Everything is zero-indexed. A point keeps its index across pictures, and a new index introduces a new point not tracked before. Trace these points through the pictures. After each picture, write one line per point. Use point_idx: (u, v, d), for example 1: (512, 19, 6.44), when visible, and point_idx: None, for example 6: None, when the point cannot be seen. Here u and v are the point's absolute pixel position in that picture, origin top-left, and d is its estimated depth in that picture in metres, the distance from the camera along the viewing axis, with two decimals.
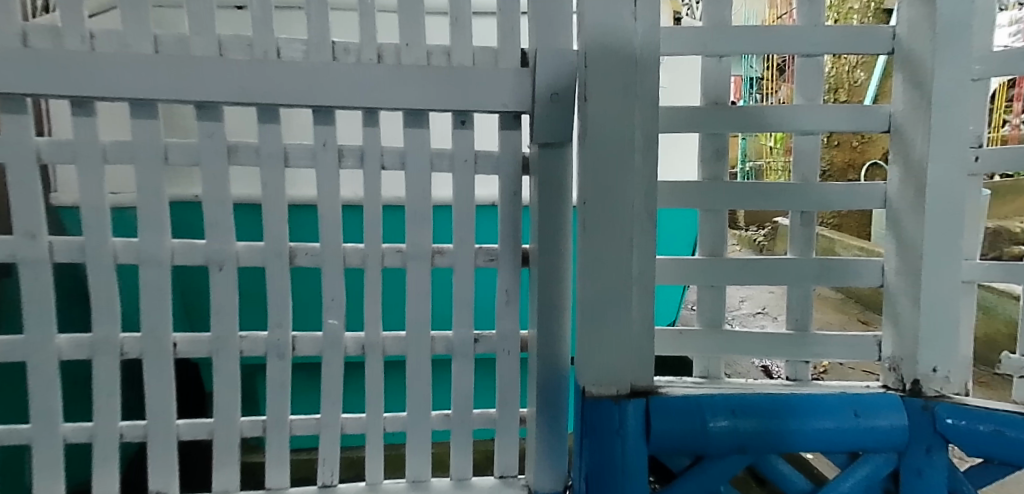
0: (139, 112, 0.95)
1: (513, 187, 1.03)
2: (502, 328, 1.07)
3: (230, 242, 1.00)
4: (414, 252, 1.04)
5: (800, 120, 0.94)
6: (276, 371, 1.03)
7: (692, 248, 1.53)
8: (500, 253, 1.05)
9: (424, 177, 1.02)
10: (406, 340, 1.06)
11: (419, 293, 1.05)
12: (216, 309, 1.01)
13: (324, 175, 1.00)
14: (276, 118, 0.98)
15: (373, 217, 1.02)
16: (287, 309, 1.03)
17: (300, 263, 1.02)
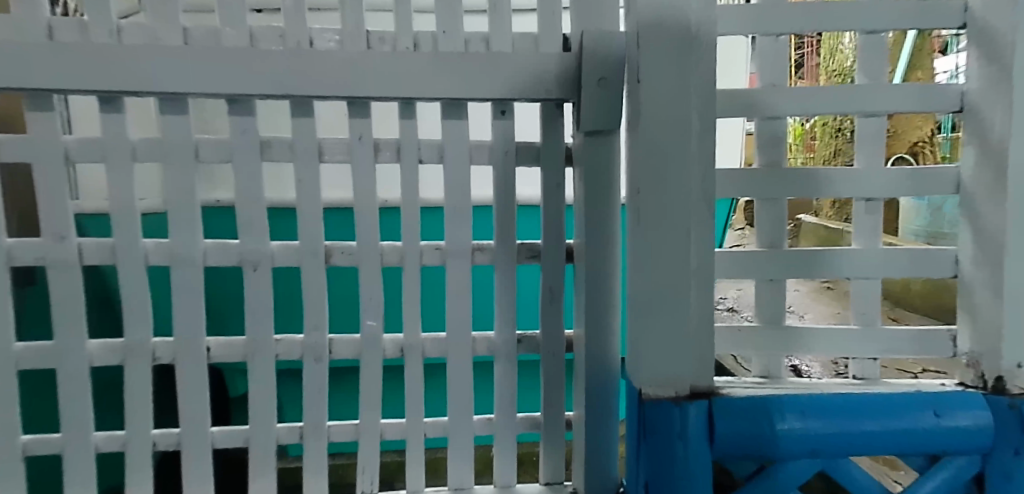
0: (170, 108, 0.92)
1: (557, 179, 0.98)
2: (548, 327, 1.02)
3: (264, 242, 0.96)
4: (454, 249, 0.99)
5: (865, 102, 0.88)
6: (313, 375, 0.99)
7: (723, 237, 1.46)
8: (545, 248, 1.00)
9: (463, 170, 0.98)
10: (447, 341, 1.01)
11: (459, 292, 1.00)
12: (251, 311, 0.97)
13: (360, 171, 0.96)
14: (309, 112, 0.94)
15: (410, 213, 0.98)
16: (323, 311, 0.99)
17: (337, 263, 0.98)
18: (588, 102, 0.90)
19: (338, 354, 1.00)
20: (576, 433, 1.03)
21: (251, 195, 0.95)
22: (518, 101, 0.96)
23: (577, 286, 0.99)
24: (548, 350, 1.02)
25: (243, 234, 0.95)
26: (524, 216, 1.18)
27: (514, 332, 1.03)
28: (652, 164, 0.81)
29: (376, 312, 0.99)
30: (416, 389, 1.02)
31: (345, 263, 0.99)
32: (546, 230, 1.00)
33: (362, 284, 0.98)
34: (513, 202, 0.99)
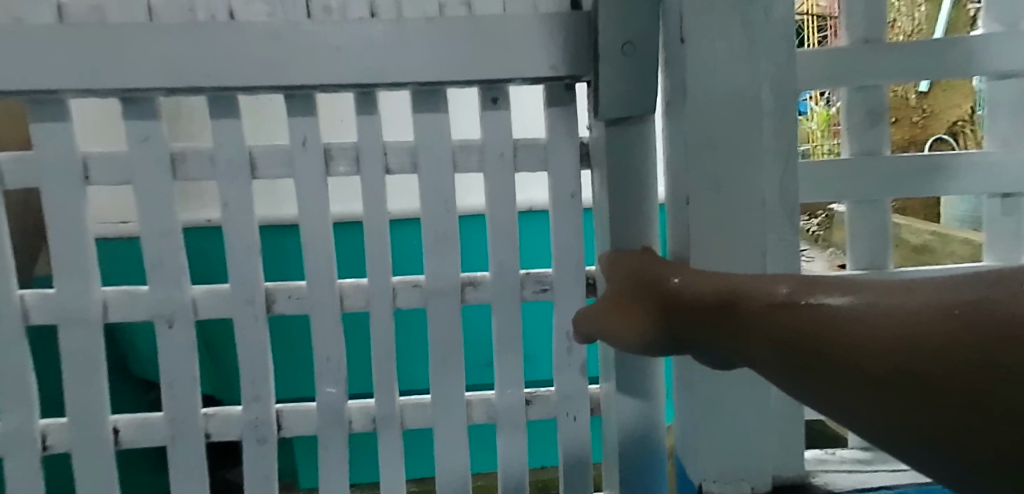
0: (47, 115, 0.68)
1: (572, 188, 0.75)
2: (566, 384, 0.77)
3: (182, 288, 0.72)
4: (437, 286, 0.75)
5: (980, 64, 0.66)
6: (257, 459, 0.75)
7: None
8: (559, 279, 0.76)
9: (444, 180, 0.74)
10: (433, 408, 0.77)
11: (446, 341, 0.76)
12: (169, 381, 0.73)
13: (307, 188, 0.72)
14: (235, 111, 0.70)
15: (376, 240, 0.74)
16: (267, 376, 0.75)
17: (282, 311, 0.74)
18: (611, 81, 0.65)
19: (288, 429, 0.76)
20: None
21: (161, 226, 0.70)
22: (514, 85, 0.72)
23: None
24: (567, 413, 0.77)
25: (152, 279, 0.71)
26: (525, 225, 0.94)
27: (522, 391, 0.77)
28: (709, 165, 0.56)
29: (337, 375, 0.74)
30: (395, 470, 0.77)
31: (293, 311, 0.74)
32: (558, 254, 0.76)
33: (316, 339, 0.74)
34: (514, 220, 0.75)
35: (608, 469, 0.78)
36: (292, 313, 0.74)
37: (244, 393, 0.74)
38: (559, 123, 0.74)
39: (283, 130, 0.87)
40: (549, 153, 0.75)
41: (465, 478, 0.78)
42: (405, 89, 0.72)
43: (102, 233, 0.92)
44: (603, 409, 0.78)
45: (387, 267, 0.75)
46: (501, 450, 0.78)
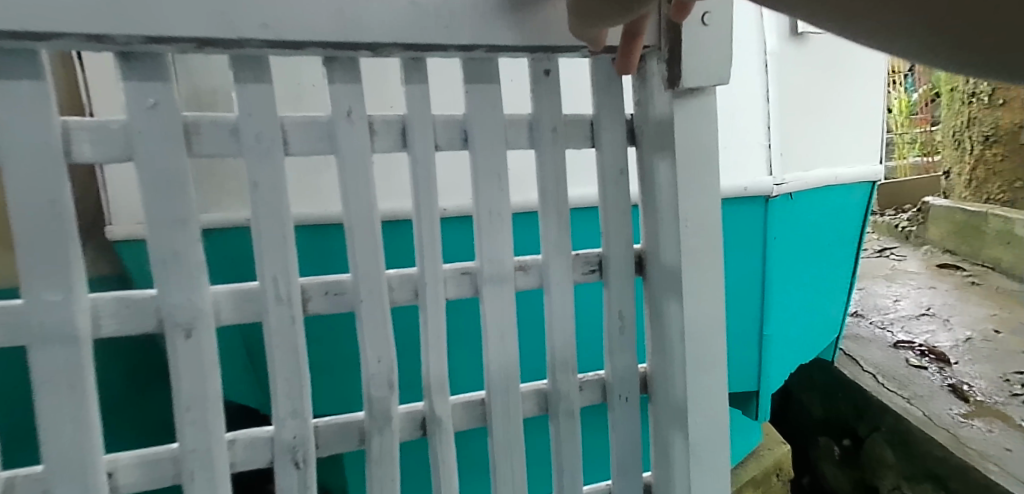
0: (12, 72, 0.53)
1: (619, 164, 0.69)
2: (617, 366, 0.72)
3: (201, 289, 0.58)
4: (494, 273, 0.66)
5: None
6: (293, 488, 0.62)
7: (840, 182, 1.14)
8: (611, 259, 0.70)
9: (500, 156, 0.64)
10: (495, 410, 0.67)
11: (504, 336, 0.67)
12: (186, 403, 0.59)
13: (351, 170, 0.60)
14: (266, 75, 0.57)
15: (428, 226, 0.63)
16: (308, 386, 0.62)
17: (318, 310, 0.62)
18: (684, 50, 0.67)
19: (329, 448, 0.64)
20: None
21: (172, 216, 0.57)
22: (568, 55, 0.66)
23: (668, 305, 0.72)
24: (619, 395, 0.72)
25: (162, 283, 0.57)
26: (578, 220, 0.93)
27: (577, 377, 0.71)
28: None
29: (389, 377, 0.64)
30: (450, 486, 0.67)
31: (330, 309, 0.62)
32: (608, 232, 0.70)
33: (360, 338, 0.63)
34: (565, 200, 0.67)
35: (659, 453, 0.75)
36: (330, 311, 0.62)
37: (278, 410, 0.61)
38: (605, 96, 0.69)
39: (326, 100, 0.82)
40: (598, 129, 0.69)
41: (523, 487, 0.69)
42: (455, 57, 0.63)
43: (132, 234, 0.81)
44: (656, 390, 0.74)
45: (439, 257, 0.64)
46: (555, 445, 0.70)
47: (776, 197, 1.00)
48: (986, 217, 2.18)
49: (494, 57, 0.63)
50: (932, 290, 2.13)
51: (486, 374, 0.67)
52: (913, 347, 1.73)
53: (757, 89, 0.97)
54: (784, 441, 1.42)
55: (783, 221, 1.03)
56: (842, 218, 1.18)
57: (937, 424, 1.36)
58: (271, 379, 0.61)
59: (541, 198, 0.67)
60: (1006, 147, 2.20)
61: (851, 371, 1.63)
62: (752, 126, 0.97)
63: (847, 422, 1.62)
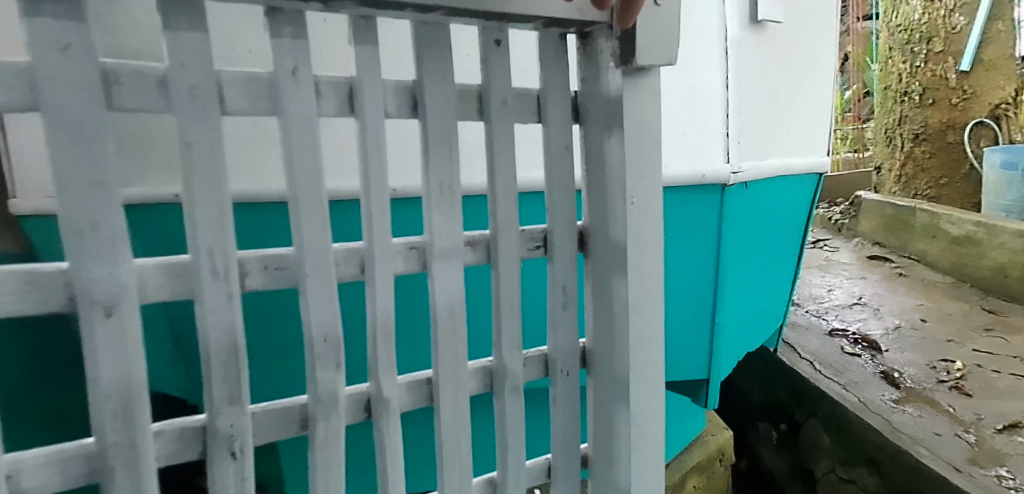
0: None
1: (564, 139, 0.67)
2: (560, 341, 0.69)
3: (125, 261, 0.50)
4: (444, 248, 0.62)
5: None
6: (230, 484, 0.55)
7: (792, 174, 1.14)
8: (555, 234, 0.68)
9: (452, 125, 0.60)
10: (443, 391, 0.63)
11: (455, 314, 0.63)
12: (105, 392, 0.50)
13: (296, 134, 0.54)
14: (202, 21, 0.51)
15: (378, 198, 0.58)
16: (247, 371, 0.55)
17: (256, 287, 0.56)
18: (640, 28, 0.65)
19: (268, 437, 0.57)
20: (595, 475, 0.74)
21: (87, 176, 0.48)
22: (518, 26, 0.63)
23: (614, 283, 0.70)
24: (561, 370, 0.70)
25: (77, 253, 0.48)
26: (524, 205, 0.91)
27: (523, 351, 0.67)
28: None
29: (337, 357, 0.58)
30: (396, 472, 0.62)
31: (269, 285, 0.56)
32: (552, 207, 0.67)
33: (305, 315, 0.57)
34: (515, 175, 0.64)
35: (601, 427, 0.72)
36: (269, 288, 0.56)
37: (212, 398, 0.53)
38: (556, 70, 0.66)
39: (268, 59, 0.75)
40: (545, 105, 0.66)
41: (468, 470, 0.66)
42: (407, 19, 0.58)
43: (39, 207, 0.73)
44: (597, 366, 0.72)
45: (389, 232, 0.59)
46: (499, 424, 0.67)
47: (731, 186, 0.98)
48: (915, 211, 2.28)
49: (446, 22, 0.60)
50: (864, 280, 2.21)
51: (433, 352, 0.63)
52: (846, 336, 1.79)
53: (716, 74, 0.95)
54: (727, 426, 1.44)
55: (739, 210, 1.03)
56: (787, 206, 1.17)
57: (869, 407, 1.42)
58: (203, 363, 0.53)
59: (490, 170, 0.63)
60: (934, 144, 2.31)
61: (789, 357, 1.68)
62: (709, 112, 0.95)
63: (785, 408, 1.66)
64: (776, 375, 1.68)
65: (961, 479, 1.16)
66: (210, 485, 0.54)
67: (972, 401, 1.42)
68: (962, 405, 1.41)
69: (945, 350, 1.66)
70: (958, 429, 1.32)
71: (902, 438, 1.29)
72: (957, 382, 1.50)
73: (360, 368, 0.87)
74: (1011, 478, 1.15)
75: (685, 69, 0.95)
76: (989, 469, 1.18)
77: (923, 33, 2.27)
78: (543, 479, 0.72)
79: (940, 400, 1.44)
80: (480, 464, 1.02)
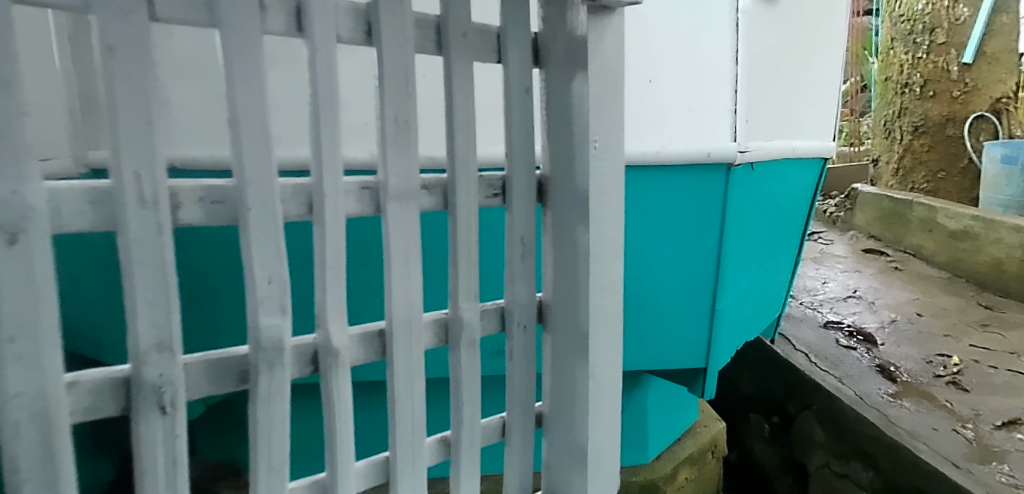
0: None
1: (528, 81, 0.62)
2: (517, 292, 0.65)
3: (33, 179, 0.41)
4: (397, 188, 0.56)
5: None
6: (157, 440, 0.46)
7: (798, 157, 1.10)
8: (514, 181, 0.64)
9: (409, 59, 0.55)
10: (394, 347, 0.57)
11: (409, 263, 0.57)
12: (10, 333, 0.41)
13: (239, 60, 0.47)
14: None
15: (329, 127, 0.51)
16: (178, 313, 0.46)
17: (190, 221, 0.48)
18: None
19: (202, 394, 0.49)
20: (551, 431, 0.70)
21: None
22: None
23: (576, 232, 0.67)
24: (518, 323, 0.66)
25: None
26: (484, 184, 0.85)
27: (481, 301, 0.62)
28: None
29: (283, 301, 0.50)
30: (345, 432, 0.56)
31: (206, 219, 0.48)
32: (512, 150, 0.63)
33: (246, 255, 0.49)
34: (473, 109, 0.59)
35: (561, 381, 0.69)
36: (205, 223, 0.48)
37: (139, 343, 0.45)
38: (518, 5, 0.61)
39: None
40: (504, 44, 0.61)
41: (421, 428, 0.60)
42: None
43: None
44: (554, 319, 0.68)
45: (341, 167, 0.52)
46: (453, 379, 0.62)
47: (738, 165, 0.93)
48: (911, 205, 2.26)
49: None
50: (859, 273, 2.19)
51: (386, 300, 0.56)
52: (841, 329, 1.76)
53: (724, 48, 0.91)
54: (719, 417, 1.40)
55: (745, 194, 0.98)
56: (792, 193, 1.13)
57: (866, 401, 1.38)
58: (126, 305, 0.45)
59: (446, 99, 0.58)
60: (934, 137, 2.28)
61: (783, 349, 1.65)
62: (717, 88, 0.91)
63: (777, 400, 1.64)
64: (771, 367, 1.65)
65: (959, 476, 1.12)
66: (135, 439, 0.45)
67: (970, 397, 1.40)
68: (960, 401, 1.38)
69: (939, 345, 1.64)
70: (957, 425, 1.29)
71: (899, 433, 1.26)
72: (955, 377, 1.47)
73: (307, 307, 0.84)
74: (1010, 475, 1.12)
75: (693, 42, 0.90)
76: (989, 466, 1.15)
77: (926, 23, 2.22)
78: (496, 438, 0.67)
79: (938, 396, 1.41)
80: (434, 423, 1.00)
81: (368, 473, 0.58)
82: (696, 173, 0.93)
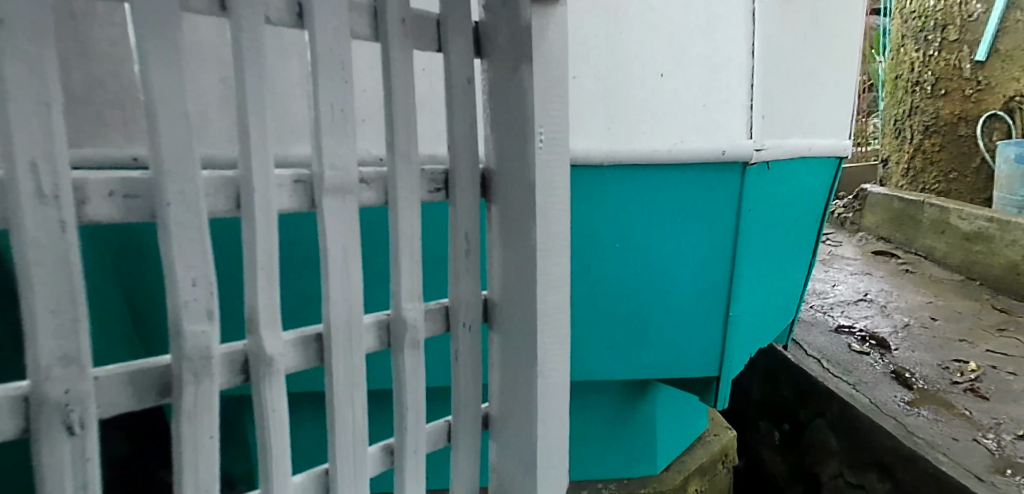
0: None
1: (468, 72, 0.62)
2: (462, 291, 0.64)
3: None
4: (332, 182, 0.54)
5: None
6: (65, 463, 0.45)
7: (816, 154, 1.05)
8: (456, 174, 0.62)
9: (347, 44, 0.54)
10: (328, 350, 0.55)
11: (347, 257, 0.55)
12: None
13: (154, 45, 0.45)
14: None
15: (258, 116, 0.50)
16: (86, 327, 0.45)
17: (100, 217, 0.45)
18: None
19: (117, 405, 0.47)
20: (499, 432, 0.69)
21: None
22: None
23: (524, 225, 0.66)
24: (463, 323, 0.64)
25: None
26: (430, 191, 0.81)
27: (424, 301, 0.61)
28: None
29: (209, 306, 0.49)
30: (281, 444, 0.54)
31: (118, 215, 0.46)
32: (454, 144, 0.62)
33: (166, 253, 0.47)
34: (413, 99, 0.58)
35: (506, 380, 0.68)
36: (119, 219, 0.46)
37: (40, 358, 0.43)
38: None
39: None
40: (444, 32, 0.60)
41: (363, 435, 0.59)
42: None
43: None
44: (498, 318, 0.67)
45: (270, 160, 0.51)
46: (395, 382, 0.60)
47: (754, 164, 0.88)
48: (923, 207, 2.21)
49: None
50: (872, 275, 2.13)
51: (323, 298, 0.55)
52: (853, 333, 1.71)
53: (742, 41, 0.86)
54: (729, 426, 1.36)
55: (760, 193, 0.92)
56: (807, 193, 1.07)
57: (883, 409, 1.33)
58: (26, 312, 0.43)
59: (384, 87, 0.56)
60: (945, 136, 2.24)
61: (795, 354, 1.60)
62: (731, 81, 0.86)
63: (788, 407, 1.59)
64: (783, 373, 1.60)
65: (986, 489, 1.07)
66: (37, 462, 0.44)
67: (989, 405, 1.35)
68: (982, 409, 1.33)
69: (958, 351, 1.58)
70: (980, 435, 1.24)
71: (920, 443, 1.21)
72: (976, 385, 1.42)
73: (236, 311, 0.81)
74: None
75: (705, 32, 0.85)
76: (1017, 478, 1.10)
77: (939, 20, 2.21)
78: (443, 443, 0.66)
79: (959, 404, 1.35)
80: (377, 431, 0.96)
81: (306, 488, 0.56)
82: (636, 173, 0.87)
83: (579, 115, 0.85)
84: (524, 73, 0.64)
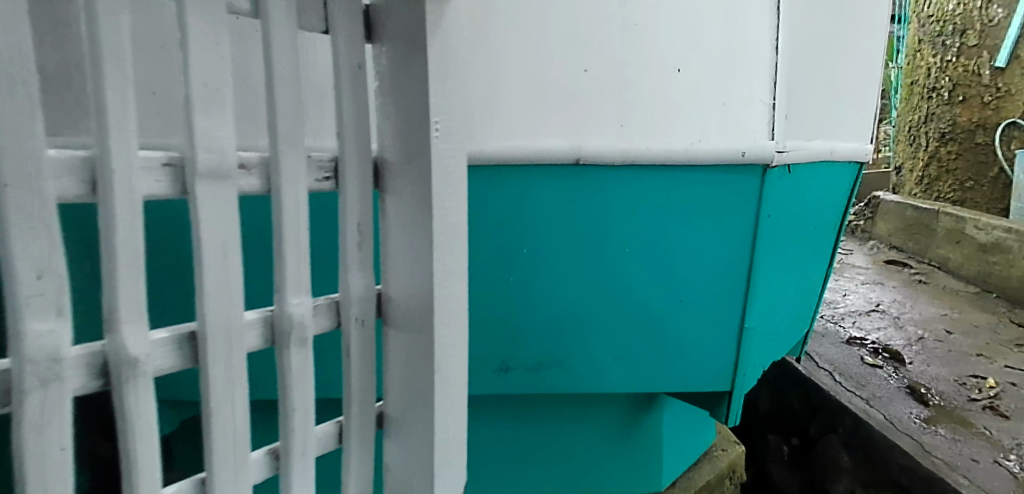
0: None
1: (359, 56, 0.57)
2: (354, 284, 0.58)
3: None
4: (206, 165, 0.49)
5: None
6: None
7: (840, 158, 1.00)
8: (347, 160, 0.57)
9: (223, 17, 0.49)
10: (193, 348, 0.51)
11: (225, 249, 0.50)
12: None
13: None
14: None
15: (116, 91, 0.45)
16: None
17: None
18: None
19: None
20: (395, 434, 0.64)
21: None
22: None
23: (420, 216, 0.61)
24: (355, 318, 0.58)
25: None
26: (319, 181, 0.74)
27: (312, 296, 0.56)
28: None
29: (58, 302, 0.45)
30: (148, 450, 0.49)
31: None
32: (344, 127, 0.57)
33: None
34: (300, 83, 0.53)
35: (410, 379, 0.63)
36: None
37: None
38: None
39: None
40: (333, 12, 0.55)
41: (245, 439, 0.53)
42: None
43: None
44: (396, 315, 0.62)
45: (131, 140, 0.46)
46: (281, 382, 0.55)
47: (776, 167, 0.83)
48: (938, 216, 2.15)
49: None
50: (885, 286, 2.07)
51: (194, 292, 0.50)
52: (866, 345, 1.66)
53: (767, 34, 0.81)
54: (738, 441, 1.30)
55: (782, 198, 0.87)
56: (827, 200, 1.02)
57: (899, 426, 1.27)
58: None
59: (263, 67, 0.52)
60: (961, 144, 2.18)
61: (807, 366, 1.54)
62: (755, 76, 0.81)
63: (798, 421, 1.54)
64: (795, 386, 1.54)
65: None
66: None
67: (1008, 424, 1.29)
68: (1004, 429, 1.27)
69: (975, 366, 1.52)
70: (1004, 456, 1.18)
71: (942, 464, 1.15)
72: (996, 404, 1.36)
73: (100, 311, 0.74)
74: None
75: (727, 22, 0.80)
76: None
77: (958, 24, 2.15)
78: (334, 446, 0.60)
79: (980, 423, 1.29)
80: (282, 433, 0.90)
81: None
82: (646, 177, 0.82)
83: (590, 110, 0.79)
84: (418, 63, 0.59)
